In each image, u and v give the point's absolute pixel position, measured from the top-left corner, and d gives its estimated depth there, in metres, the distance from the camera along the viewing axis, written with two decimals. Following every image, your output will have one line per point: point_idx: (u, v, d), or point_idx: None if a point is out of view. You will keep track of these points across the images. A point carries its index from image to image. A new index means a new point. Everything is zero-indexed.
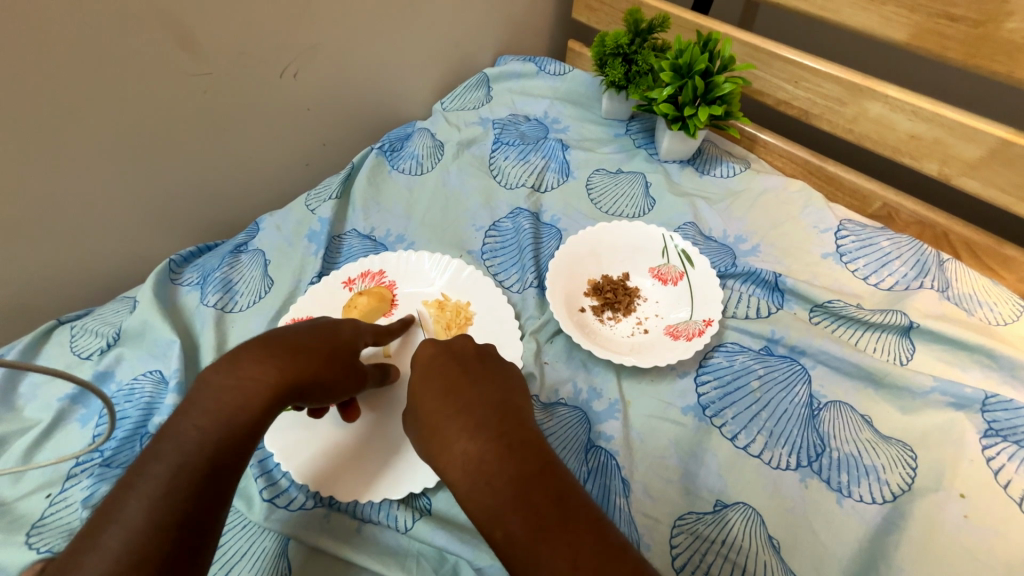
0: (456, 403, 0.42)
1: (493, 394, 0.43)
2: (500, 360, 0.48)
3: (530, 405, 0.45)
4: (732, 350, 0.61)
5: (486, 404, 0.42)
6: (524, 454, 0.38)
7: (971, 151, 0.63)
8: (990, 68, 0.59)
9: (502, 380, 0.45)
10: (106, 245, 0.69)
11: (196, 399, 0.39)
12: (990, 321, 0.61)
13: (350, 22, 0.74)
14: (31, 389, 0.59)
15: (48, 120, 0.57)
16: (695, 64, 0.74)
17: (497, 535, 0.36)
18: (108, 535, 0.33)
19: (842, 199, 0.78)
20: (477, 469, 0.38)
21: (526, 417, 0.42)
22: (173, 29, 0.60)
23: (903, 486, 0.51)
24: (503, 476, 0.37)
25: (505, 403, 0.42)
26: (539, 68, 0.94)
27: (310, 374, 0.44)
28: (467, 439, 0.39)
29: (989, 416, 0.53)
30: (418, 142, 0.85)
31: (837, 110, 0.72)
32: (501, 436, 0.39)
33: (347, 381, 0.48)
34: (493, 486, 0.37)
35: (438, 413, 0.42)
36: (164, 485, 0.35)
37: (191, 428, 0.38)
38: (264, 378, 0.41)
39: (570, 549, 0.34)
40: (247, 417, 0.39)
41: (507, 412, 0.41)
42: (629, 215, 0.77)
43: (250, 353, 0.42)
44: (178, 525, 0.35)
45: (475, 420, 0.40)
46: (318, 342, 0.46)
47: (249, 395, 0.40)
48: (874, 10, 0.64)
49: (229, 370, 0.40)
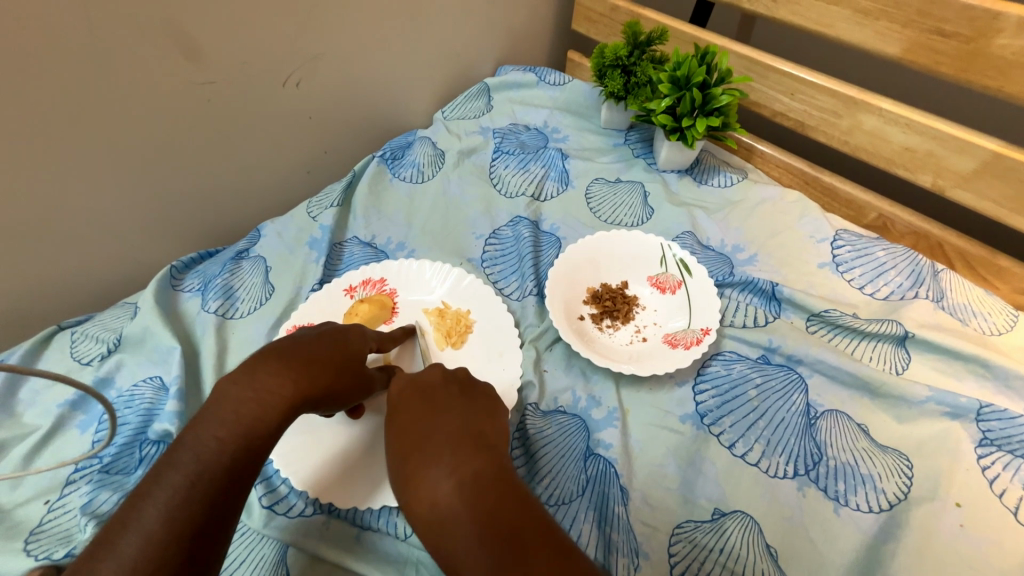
0: (417, 437, 0.40)
1: (451, 425, 0.41)
2: (482, 388, 0.48)
3: (496, 430, 0.43)
4: (730, 359, 0.62)
5: (447, 436, 0.40)
6: (479, 489, 0.36)
7: (964, 163, 0.64)
8: (982, 82, 0.60)
9: (472, 409, 0.44)
10: (108, 251, 0.70)
11: (215, 408, 0.39)
12: (985, 331, 0.62)
13: (352, 32, 0.75)
14: (30, 395, 0.60)
15: (52, 128, 0.57)
16: (692, 76, 0.75)
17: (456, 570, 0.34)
18: (125, 543, 0.34)
19: (838, 210, 0.79)
20: (432, 509, 0.36)
21: (491, 445, 0.40)
22: (177, 39, 0.61)
23: (899, 495, 0.51)
24: (459, 515, 0.35)
25: (463, 433, 0.40)
26: (540, 78, 0.95)
27: (322, 387, 0.44)
28: (429, 472, 0.38)
29: (984, 426, 0.54)
30: (419, 150, 0.86)
31: (832, 122, 0.73)
32: (455, 470, 0.37)
33: (358, 389, 0.49)
34: (445, 527, 0.35)
35: (398, 451, 0.41)
36: (182, 494, 0.36)
37: (211, 438, 0.38)
38: (281, 392, 0.41)
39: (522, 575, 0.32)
40: (261, 429, 0.40)
41: (464, 442, 0.39)
42: (628, 224, 0.78)
43: (268, 364, 0.41)
44: (192, 534, 0.35)
45: (430, 453, 0.39)
46: (331, 352, 0.46)
47: (267, 408, 0.40)
48: (867, 25, 0.65)
49: (248, 381, 0.40)
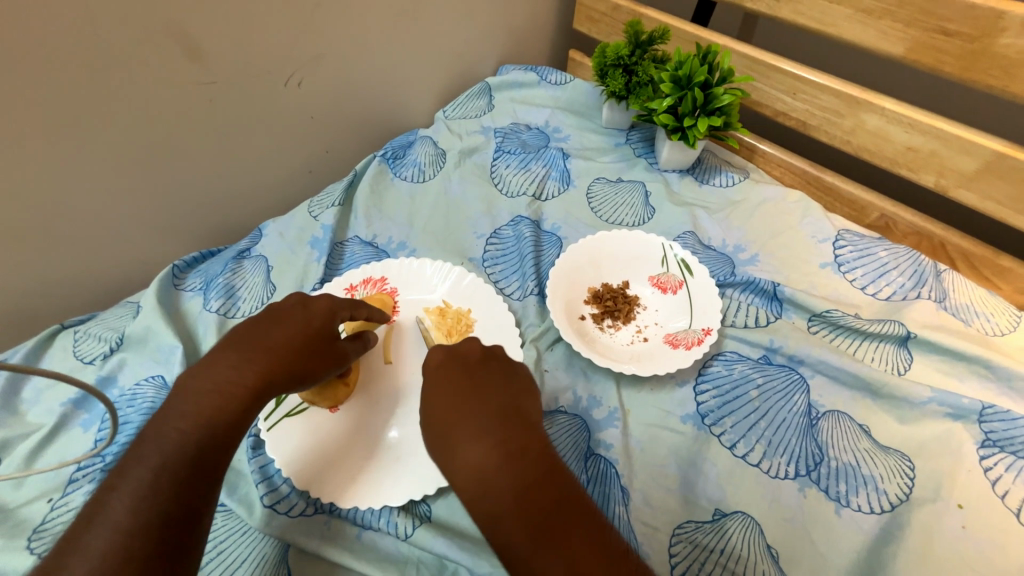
0: (458, 412, 0.44)
1: (495, 399, 0.45)
2: (507, 359, 0.51)
3: (531, 407, 0.47)
4: (731, 359, 0.62)
5: (488, 412, 0.43)
6: (520, 464, 0.40)
7: (967, 163, 0.64)
8: (986, 82, 0.59)
9: (507, 386, 0.47)
10: (110, 250, 0.70)
11: (176, 404, 0.41)
12: (987, 332, 0.61)
13: (353, 32, 0.75)
14: (34, 393, 0.60)
15: (55, 128, 0.58)
16: (694, 76, 0.75)
17: (495, 539, 0.38)
18: (93, 538, 0.35)
19: (840, 209, 0.79)
20: (473, 476, 0.40)
21: (529, 423, 0.44)
22: (180, 40, 0.61)
23: (901, 496, 0.51)
24: (500, 489, 0.39)
25: (507, 407, 0.44)
26: (540, 78, 0.95)
27: (285, 371, 0.46)
28: (467, 444, 0.41)
29: (987, 427, 0.53)
30: (420, 150, 0.86)
31: (835, 121, 0.72)
32: (501, 442, 0.41)
33: (329, 362, 0.51)
34: (490, 494, 0.39)
35: (440, 421, 0.44)
36: (147, 486, 0.37)
37: (172, 430, 0.40)
38: (242, 381, 0.44)
39: (562, 551, 0.36)
40: (226, 418, 0.42)
41: (507, 422, 0.43)
42: (630, 223, 0.78)
43: (225, 358, 0.45)
44: (161, 524, 0.36)
45: (471, 428, 0.42)
46: (287, 332, 0.48)
47: (228, 397, 0.43)
48: (870, 24, 0.65)
49: (207, 376, 0.43)
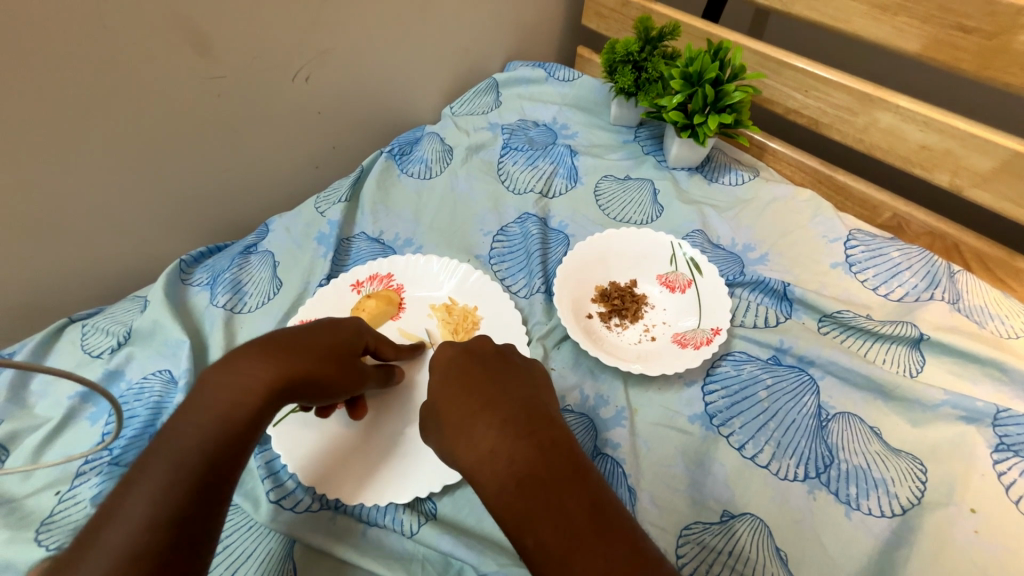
0: (479, 401, 0.42)
1: (519, 392, 0.43)
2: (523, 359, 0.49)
3: (553, 404, 0.45)
4: (740, 359, 0.61)
5: (514, 403, 0.42)
6: (552, 458, 0.38)
7: (982, 162, 0.63)
8: (1004, 79, 0.58)
9: (525, 381, 0.45)
10: (117, 244, 0.70)
11: (194, 399, 0.41)
12: (1001, 333, 0.61)
13: (362, 26, 0.74)
14: (41, 387, 0.60)
15: (63, 121, 0.58)
16: (705, 72, 0.74)
17: (527, 543, 0.36)
18: (110, 534, 0.34)
19: (851, 209, 0.78)
20: (503, 470, 0.38)
21: (551, 416, 0.42)
22: (188, 33, 0.60)
23: (912, 500, 0.50)
24: (532, 484, 0.37)
25: (532, 401, 0.43)
26: (549, 74, 0.95)
27: (303, 372, 0.45)
28: (484, 433, 0.40)
29: (1001, 431, 0.53)
30: (428, 146, 0.85)
31: (847, 120, 0.71)
32: (532, 434, 0.40)
33: (345, 379, 0.49)
34: (524, 487, 0.37)
35: (462, 412, 0.42)
36: (164, 482, 0.36)
37: (190, 426, 0.39)
38: (259, 374, 0.42)
39: (603, 558, 0.34)
40: (240, 415, 0.41)
41: (533, 416, 0.41)
42: (638, 221, 0.77)
43: (246, 353, 0.43)
44: (177, 522, 0.36)
45: (494, 419, 0.41)
46: (318, 338, 0.48)
47: (246, 392, 0.41)
48: (886, 20, 0.64)
49: (226, 370, 0.42)
